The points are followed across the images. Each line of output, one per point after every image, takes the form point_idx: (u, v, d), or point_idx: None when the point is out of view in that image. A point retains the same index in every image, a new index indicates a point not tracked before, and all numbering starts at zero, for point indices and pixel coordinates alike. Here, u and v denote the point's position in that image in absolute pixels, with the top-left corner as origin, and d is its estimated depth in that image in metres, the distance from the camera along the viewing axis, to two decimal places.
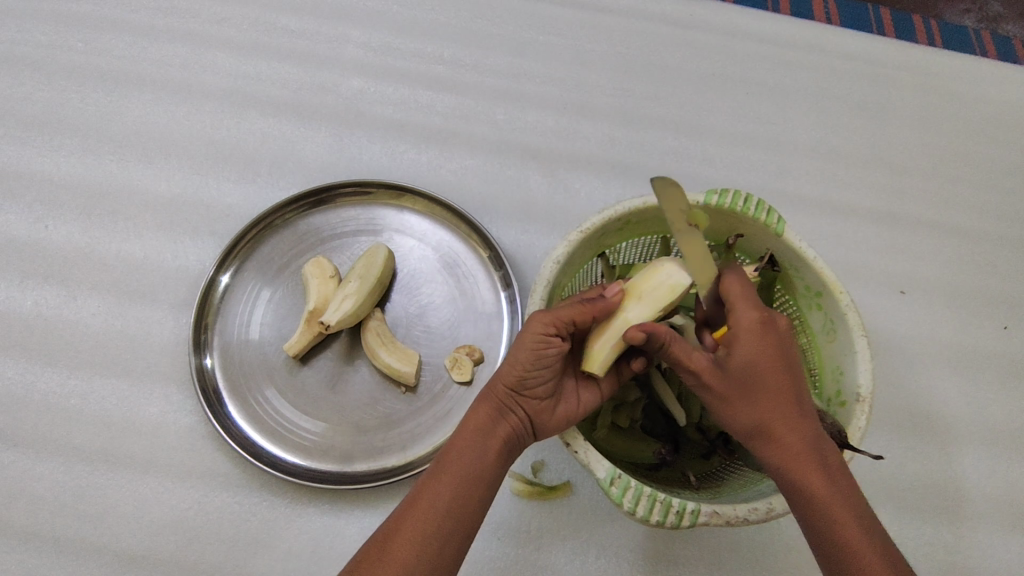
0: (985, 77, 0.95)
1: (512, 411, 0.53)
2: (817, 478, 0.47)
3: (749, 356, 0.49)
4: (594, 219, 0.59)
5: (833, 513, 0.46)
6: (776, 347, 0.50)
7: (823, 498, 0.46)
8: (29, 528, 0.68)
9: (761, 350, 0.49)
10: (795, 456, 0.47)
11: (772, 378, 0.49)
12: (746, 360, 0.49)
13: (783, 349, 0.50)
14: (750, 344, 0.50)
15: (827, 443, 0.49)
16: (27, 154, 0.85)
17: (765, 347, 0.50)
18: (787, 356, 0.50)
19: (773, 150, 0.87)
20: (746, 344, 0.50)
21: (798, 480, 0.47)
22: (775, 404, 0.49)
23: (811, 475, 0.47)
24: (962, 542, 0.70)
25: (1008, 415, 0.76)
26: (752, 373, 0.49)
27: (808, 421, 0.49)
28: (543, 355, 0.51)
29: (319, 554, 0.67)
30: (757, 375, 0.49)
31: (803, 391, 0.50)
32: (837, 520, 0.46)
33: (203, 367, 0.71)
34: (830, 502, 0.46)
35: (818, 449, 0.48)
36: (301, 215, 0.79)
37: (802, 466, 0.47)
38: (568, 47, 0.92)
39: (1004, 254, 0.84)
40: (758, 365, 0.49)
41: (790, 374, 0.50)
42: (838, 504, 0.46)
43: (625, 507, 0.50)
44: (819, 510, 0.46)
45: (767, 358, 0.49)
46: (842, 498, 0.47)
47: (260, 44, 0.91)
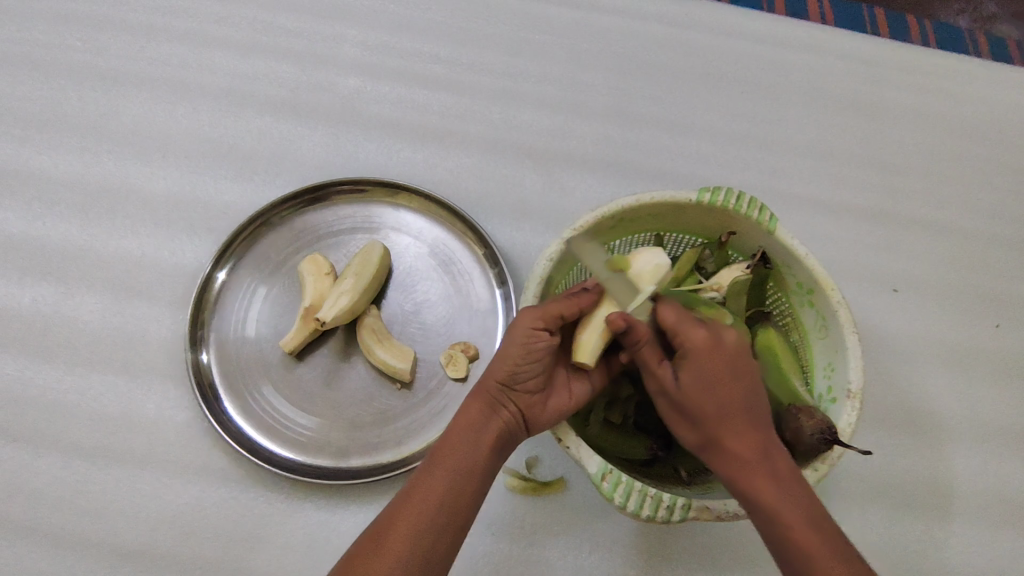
0: (978, 77, 0.95)
1: (504, 406, 0.53)
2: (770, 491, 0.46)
3: (700, 372, 0.49)
4: (587, 217, 0.59)
5: (790, 526, 0.45)
6: (728, 361, 0.50)
7: (777, 512, 0.46)
8: (26, 523, 0.69)
9: (714, 365, 0.49)
10: (747, 471, 0.47)
11: (725, 393, 0.49)
12: (697, 377, 0.49)
13: (736, 363, 0.50)
14: (700, 360, 0.49)
15: (780, 455, 0.48)
16: (25, 152, 0.86)
17: (715, 361, 0.49)
18: (740, 369, 0.50)
19: (767, 149, 0.87)
20: (696, 361, 0.50)
21: (747, 487, 0.47)
22: (727, 420, 0.48)
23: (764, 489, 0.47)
24: (952, 538, 0.71)
25: (999, 413, 0.77)
26: (704, 390, 0.49)
27: (762, 434, 0.48)
28: (533, 348, 0.52)
29: (314, 550, 0.68)
30: (711, 391, 0.49)
31: (758, 404, 0.50)
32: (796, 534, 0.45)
33: (199, 362, 0.72)
34: (786, 516, 0.46)
35: (770, 461, 0.48)
36: (298, 213, 0.80)
37: (751, 472, 0.47)
38: (564, 47, 0.92)
39: (995, 252, 0.85)
40: (709, 381, 0.49)
41: (744, 387, 0.49)
42: (795, 516, 0.46)
43: (616, 502, 0.50)
44: (774, 524, 0.46)
45: (719, 373, 0.49)
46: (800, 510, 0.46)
47: (257, 43, 0.91)
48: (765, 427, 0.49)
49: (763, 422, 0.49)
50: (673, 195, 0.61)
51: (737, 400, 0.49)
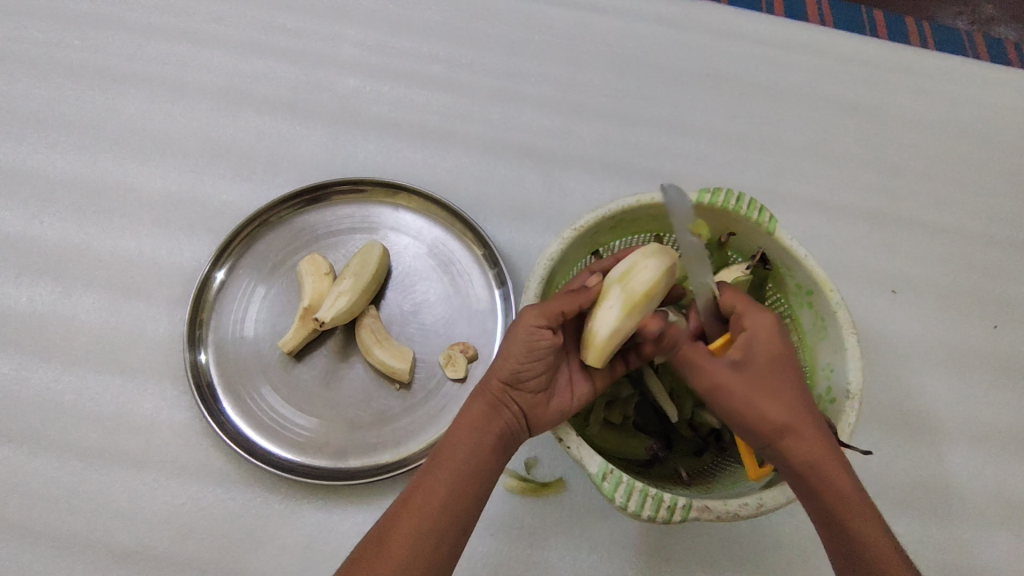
0: (976, 79, 0.95)
1: (506, 407, 0.53)
2: (843, 475, 0.47)
3: (766, 358, 0.50)
4: (586, 218, 0.59)
5: (854, 511, 0.47)
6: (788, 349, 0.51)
7: (848, 496, 0.47)
8: (23, 523, 0.68)
9: (780, 352, 0.50)
10: (821, 455, 0.47)
11: (791, 379, 0.50)
12: (765, 363, 0.50)
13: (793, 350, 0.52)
14: (769, 346, 0.50)
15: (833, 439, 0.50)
16: (22, 151, 0.86)
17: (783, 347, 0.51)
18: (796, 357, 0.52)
19: (765, 150, 0.87)
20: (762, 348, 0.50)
21: (829, 476, 0.47)
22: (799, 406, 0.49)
23: (836, 474, 0.47)
24: (951, 538, 0.71)
25: (998, 414, 0.77)
26: (773, 376, 0.49)
27: (819, 418, 0.49)
28: (536, 347, 0.52)
29: (312, 550, 0.68)
30: (779, 377, 0.49)
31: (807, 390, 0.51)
32: (860, 518, 0.47)
33: (198, 362, 0.72)
34: (854, 500, 0.47)
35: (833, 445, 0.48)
36: (296, 213, 0.79)
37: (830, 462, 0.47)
38: (563, 47, 0.92)
39: (994, 254, 0.85)
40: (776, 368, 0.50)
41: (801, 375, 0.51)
42: (858, 500, 0.47)
43: (617, 501, 0.50)
44: (842, 510, 0.47)
45: (785, 360, 0.50)
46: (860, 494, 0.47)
47: (256, 42, 0.91)
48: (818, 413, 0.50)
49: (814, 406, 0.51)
50: None
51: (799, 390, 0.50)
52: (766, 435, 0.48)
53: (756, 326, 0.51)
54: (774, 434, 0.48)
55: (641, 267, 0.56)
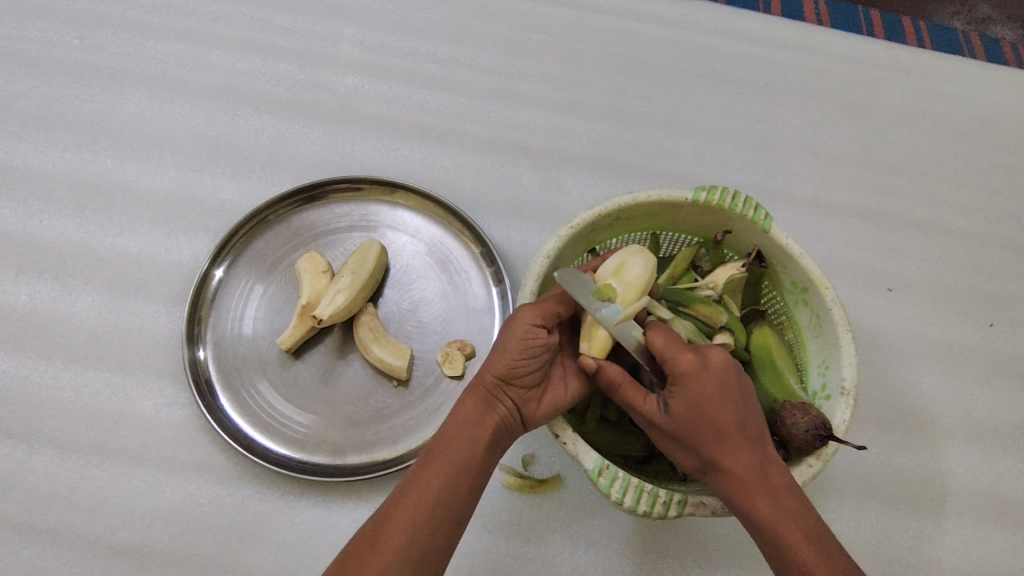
0: (973, 78, 0.96)
1: (500, 402, 0.54)
2: (768, 510, 0.47)
3: (689, 397, 0.50)
4: (583, 215, 0.60)
5: (789, 543, 0.46)
6: (715, 382, 0.50)
7: (776, 527, 0.47)
8: (22, 519, 0.69)
9: (704, 389, 0.50)
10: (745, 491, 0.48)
11: (718, 414, 0.49)
12: (687, 401, 0.50)
13: (723, 381, 0.51)
14: (690, 385, 0.50)
15: (776, 467, 0.49)
16: (22, 149, 0.86)
17: (706, 382, 0.50)
18: (727, 387, 0.51)
19: (762, 149, 0.88)
20: (683, 387, 0.50)
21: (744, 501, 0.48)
22: (721, 443, 0.49)
23: (761, 508, 0.48)
24: (945, 535, 0.71)
25: (992, 412, 0.77)
26: (696, 415, 0.50)
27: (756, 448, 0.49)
28: (530, 344, 0.53)
29: (310, 547, 0.68)
30: (702, 416, 0.50)
31: (749, 418, 0.51)
32: (797, 549, 0.46)
33: (196, 359, 0.72)
34: (786, 533, 0.47)
35: (765, 478, 0.48)
36: (295, 211, 0.80)
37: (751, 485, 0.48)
38: (561, 47, 0.93)
39: (989, 253, 0.85)
40: (698, 408, 0.50)
41: (736, 406, 0.50)
42: (792, 530, 0.47)
43: (613, 498, 0.51)
44: (770, 537, 0.47)
45: (710, 397, 0.50)
46: (797, 524, 0.47)
47: (255, 41, 0.91)
48: (758, 443, 0.50)
49: (753, 436, 0.50)
50: (669, 194, 0.61)
51: (727, 423, 0.49)
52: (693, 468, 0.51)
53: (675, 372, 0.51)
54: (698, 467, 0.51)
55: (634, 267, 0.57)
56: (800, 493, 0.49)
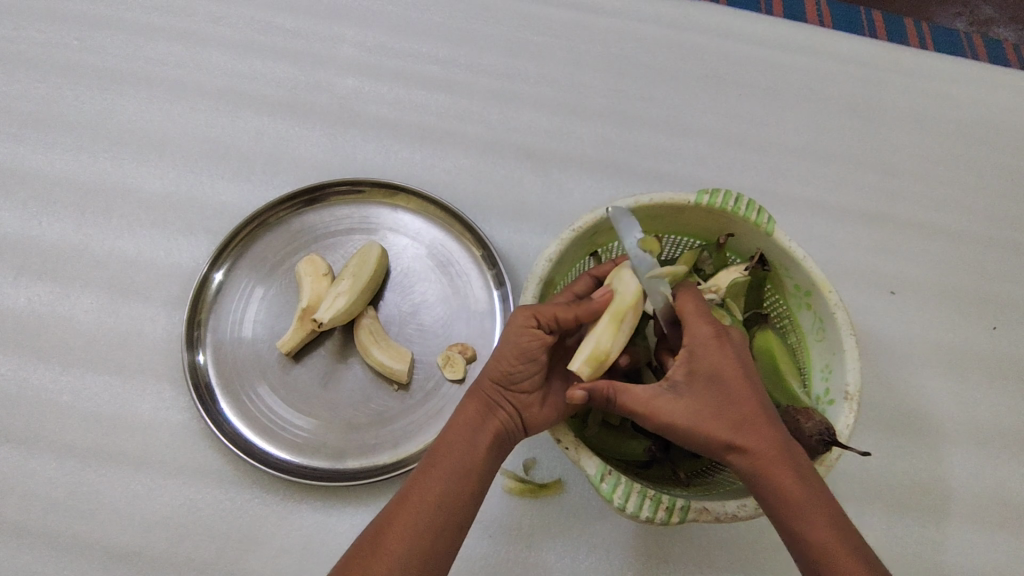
0: (975, 80, 0.95)
1: (500, 406, 0.53)
2: (793, 483, 0.46)
3: (700, 370, 0.51)
4: (585, 218, 0.59)
5: (811, 520, 0.45)
6: (731, 357, 0.51)
7: (799, 502, 0.46)
8: (20, 524, 0.68)
9: (719, 363, 0.51)
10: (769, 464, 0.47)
11: (735, 389, 0.50)
12: (703, 376, 0.50)
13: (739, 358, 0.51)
14: (704, 358, 0.51)
15: (796, 446, 0.49)
16: (21, 151, 0.86)
17: (716, 355, 0.51)
18: (744, 364, 0.51)
19: (764, 151, 0.88)
20: (700, 361, 0.51)
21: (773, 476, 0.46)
22: (743, 418, 0.49)
23: (786, 482, 0.46)
24: (949, 539, 0.71)
25: (995, 415, 0.77)
26: (714, 390, 0.50)
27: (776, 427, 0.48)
28: (526, 348, 0.52)
29: (310, 551, 0.67)
30: (720, 390, 0.50)
31: (767, 397, 0.51)
32: (818, 526, 0.45)
33: (196, 363, 0.72)
34: (809, 509, 0.45)
35: (788, 453, 0.47)
36: (295, 213, 0.79)
37: (778, 460, 0.47)
38: (562, 48, 0.92)
39: (992, 255, 0.85)
40: (715, 382, 0.50)
41: (752, 384, 0.50)
42: (814, 506, 0.46)
43: (615, 503, 0.51)
44: (796, 518, 0.46)
45: (726, 370, 0.50)
46: (818, 501, 0.46)
47: (255, 43, 0.91)
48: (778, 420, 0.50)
49: (772, 414, 0.50)
50: (672, 196, 0.61)
51: (748, 401, 0.49)
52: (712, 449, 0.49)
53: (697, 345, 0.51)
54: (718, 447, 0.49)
55: (627, 274, 0.55)
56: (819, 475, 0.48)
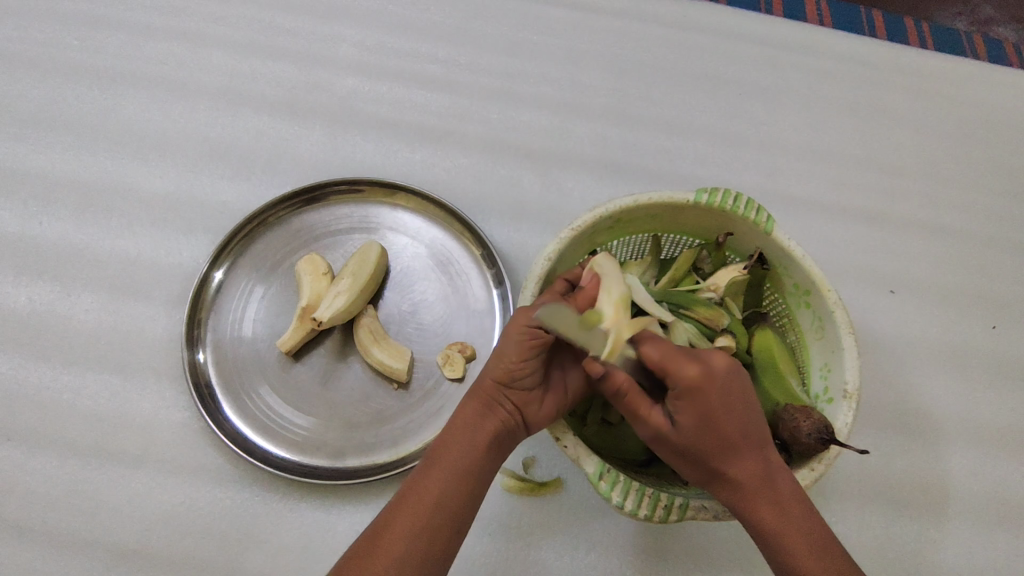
0: (975, 79, 0.95)
1: (501, 405, 0.53)
2: (773, 516, 0.48)
3: (693, 412, 0.48)
4: (584, 217, 0.59)
5: (793, 554, 0.48)
6: (722, 393, 0.48)
7: (782, 536, 0.48)
8: (21, 521, 0.68)
9: (711, 402, 0.48)
10: (751, 500, 0.49)
11: (724, 428, 0.49)
12: (696, 417, 0.48)
13: (728, 391, 0.49)
14: (696, 400, 0.48)
15: (781, 471, 0.50)
16: (22, 151, 0.86)
17: (711, 396, 0.48)
18: (731, 398, 0.49)
19: (763, 150, 0.88)
20: (693, 403, 0.48)
21: (753, 508, 0.49)
22: (729, 455, 0.49)
23: (766, 516, 0.49)
24: (948, 538, 0.71)
25: (995, 413, 0.77)
26: (704, 432, 0.48)
27: (763, 457, 0.50)
28: (526, 346, 0.52)
29: (310, 550, 0.68)
30: (710, 431, 0.48)
31: (752, 427, 0.50)
32: (802, 559, 0.48)
33: (196, 362, 0.72)
34: (791, 541, 0.48)
35: (771, 484, 0.49)
36: (295, 213, 0.80)
37: (762, 493, 0.49)
38: (561, 47, 0.92)
39: (993, 254, 0.85)
40: (705, 423, 0.48)
41: (739, 417, 0.49)
42: (797, 537, 0.48)
43: (613, 501, 0.52)
44: (774, 545, 0.49)
45: (716, 411, 0.48)
46: (798, 529, 0.48)
47: (255, 42, 0.91)
48: (765, 448, 0.50)
49: (757, 442, 0.50)
50: (670, 195, 0.61)
51: (739, 436, 0.49)
52: (700, 478, 0.51)
53: (684, 388, 0.48)
54: (705, 477, 0.51)
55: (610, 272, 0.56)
56: (802, 495, 0.50)
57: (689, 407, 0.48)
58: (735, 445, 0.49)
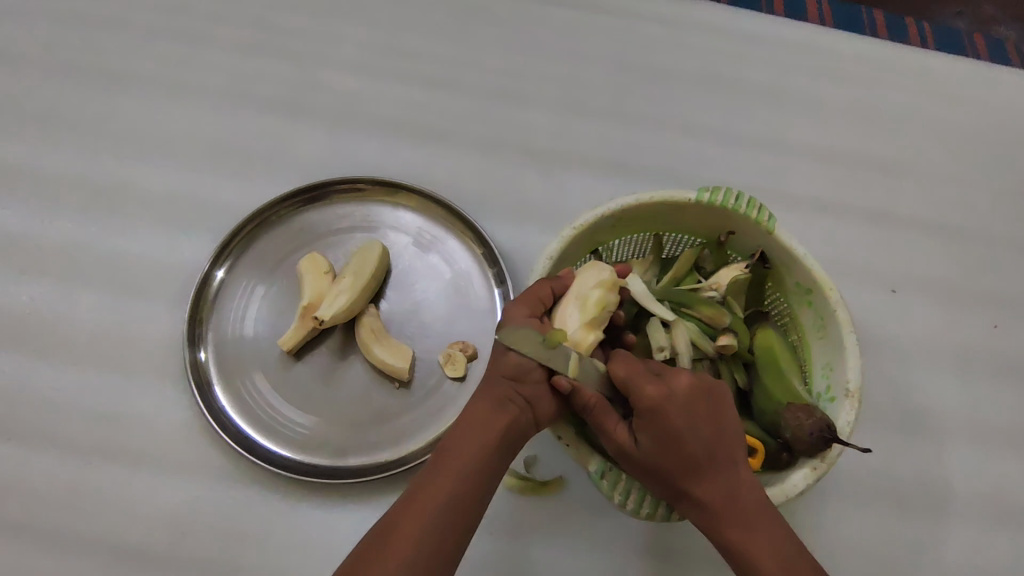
0: (977, 78, 0.95)
1: (512, 401, 0.52)
2: (736, 531, 0.48)
3: (651, 428, 0.50)
4: (586, 216, 0.60)
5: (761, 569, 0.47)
6: (680, 410, 0.50)
7: (749, 554, 0.48)
8: (23, 521, 0.68)
9: (669, 418, 0.50)
10: (715, 517, 0.49)
11: (684, 444, 0.49)
12: (654, 434, 0.50)
13: (689, 408, 0.50)
14: (653, 416, 0.50)
15: (746, 488, 0.50)
16: (24, 150, 0.86)
17: (669, 412, 0.50)
18: (692, 414, 0.50)
19: (766, 149, 0.88)
20: (651, 420, 0.50)
21: (717, 525, 0.49)
22: (693, 474, 0.50)
23: (732, 531, 0.48)
24: (949, 537, 0.71)
25: (997, 413, 0.77)
26: (664, 450, 0.50)
27: (727, 473, 0.50)
28: (534, 337, 0.53)
29: (311, 549, 0.68)
30: (670, 449, 0.50)
31: (719, 446, 0.50)
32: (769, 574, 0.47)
33: (197, 361, 0.72)
34: (759, 559, 0.47)
35: (734, 500, 0.49)
36: (297, 212, 0.80)
37: (724, 510, 0.49)
38: (562, 47, 0.92)
39: (995, 253, 0.85)
40: (664, 441, 0.50)
41: (702, 434, 0.50)
42: (766, 553, 0.47)
43: (614, 499, 0.54)
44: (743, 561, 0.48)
45: (674, 426, 0.50)
46: (767, 546, 0.47)
47: (257, 42, 0.91)
48: (728, 466, 0.50)
49: (724, 460, 0.50)
50: (673, 195, 0.61)
51: (700, 454, 0.50)
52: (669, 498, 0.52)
53: (641, 403, 0.50)
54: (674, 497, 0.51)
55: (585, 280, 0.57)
56: (775, 513, 0.49)
57: (647, 423, 0.50)
58: (694, 462, 0.50)
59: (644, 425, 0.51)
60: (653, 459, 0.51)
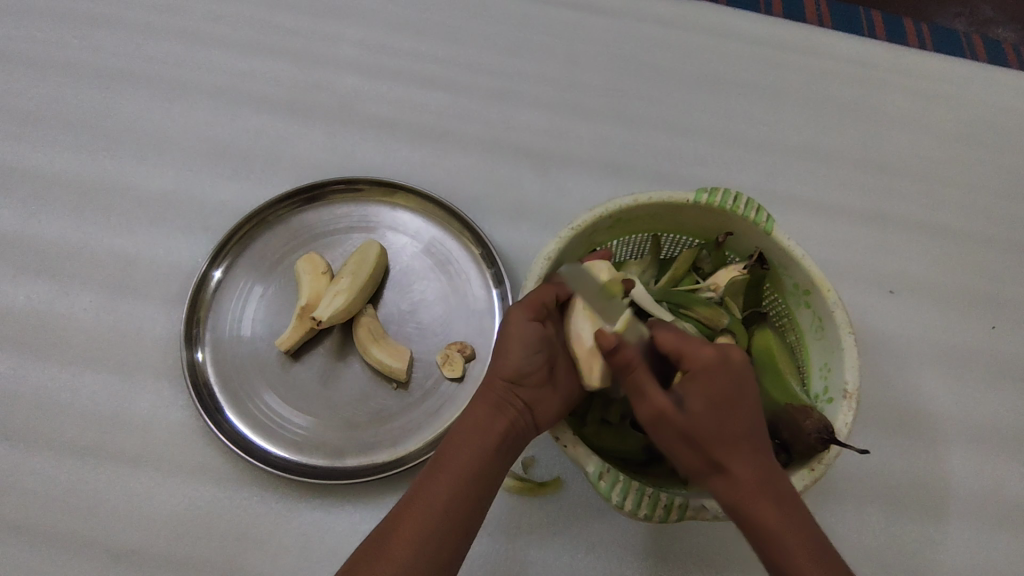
0: (975, 79, 0.95)
1: (511, 404, 0.53)
2: (770, 511, 0.45)
3: (703, 391, 0.48)
4: (584, 216, 0.60)
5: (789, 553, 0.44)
6: (733, 380, 0.48)
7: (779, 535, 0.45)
8: (19, 521, 0.68)
9: (723, 386, 0.48)
10: (750, 493, 0.46)
11: (735, 414, 0.47)
12: (704, 400, 0.48)
13: (740, 381, 0.49)
14: (711, 379, 0.48)
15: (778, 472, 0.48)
16: (21, 150, 0.86)
17: (724, 380, 0.48)
18: (744, 388, 0.49)
19: (763, 150, 0.88)
20: (706, 384, 0.48)
21: (753, 500, 0.46)
22: (733, 445, 0.47)
23: (767, 511, 0.45)
24: (948, 538, 0.71)
25: (995, 414, 0.77)
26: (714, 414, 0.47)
27: (766, 453, 0.48)
28: (533, 339, 0.54)
29: (309, 550, 0.67)
30: (719, 416, 0.47)
31: (759, 425, 0.49)
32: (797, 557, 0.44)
33: (195, 361, 0.72)
34: (790, 540, 0.45)
35: (771, 481, 0.46)
36: (295, 212, 0.79)
37: (762, 487, 0.46)
38: (561, 47, 0.92)
39: (992, 254, 0.85)
40: (717, 407, 0.47)
41: (749, 409, 0.48)
42: (798, 537, 0.45)
43: (613, 500, 0.52)
44: (771, 542, 0.45)
45: (729, 395, 0.48)
46: (798, 530, 0.45)
47: (255, 41, 0.91)
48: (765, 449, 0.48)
49: (764, 441, 0.48)
50: (671, 195, 0.61)
51: (747, 427, 0.48)
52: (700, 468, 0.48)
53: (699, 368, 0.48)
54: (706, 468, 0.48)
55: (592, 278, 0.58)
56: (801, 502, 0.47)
57: (701, 388, 0.48)
58: (742, 434, 0.47)
59: (695, 389, 0.48)
60: (696, 425, 0.47)
